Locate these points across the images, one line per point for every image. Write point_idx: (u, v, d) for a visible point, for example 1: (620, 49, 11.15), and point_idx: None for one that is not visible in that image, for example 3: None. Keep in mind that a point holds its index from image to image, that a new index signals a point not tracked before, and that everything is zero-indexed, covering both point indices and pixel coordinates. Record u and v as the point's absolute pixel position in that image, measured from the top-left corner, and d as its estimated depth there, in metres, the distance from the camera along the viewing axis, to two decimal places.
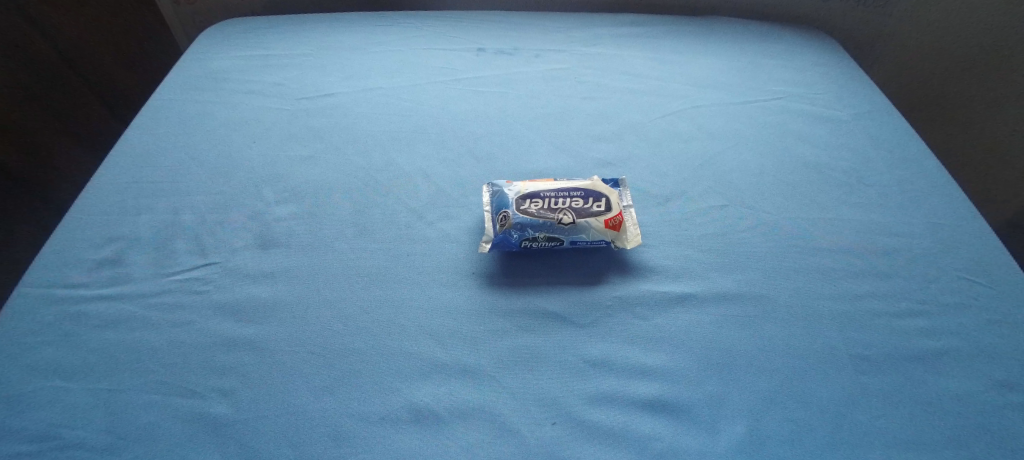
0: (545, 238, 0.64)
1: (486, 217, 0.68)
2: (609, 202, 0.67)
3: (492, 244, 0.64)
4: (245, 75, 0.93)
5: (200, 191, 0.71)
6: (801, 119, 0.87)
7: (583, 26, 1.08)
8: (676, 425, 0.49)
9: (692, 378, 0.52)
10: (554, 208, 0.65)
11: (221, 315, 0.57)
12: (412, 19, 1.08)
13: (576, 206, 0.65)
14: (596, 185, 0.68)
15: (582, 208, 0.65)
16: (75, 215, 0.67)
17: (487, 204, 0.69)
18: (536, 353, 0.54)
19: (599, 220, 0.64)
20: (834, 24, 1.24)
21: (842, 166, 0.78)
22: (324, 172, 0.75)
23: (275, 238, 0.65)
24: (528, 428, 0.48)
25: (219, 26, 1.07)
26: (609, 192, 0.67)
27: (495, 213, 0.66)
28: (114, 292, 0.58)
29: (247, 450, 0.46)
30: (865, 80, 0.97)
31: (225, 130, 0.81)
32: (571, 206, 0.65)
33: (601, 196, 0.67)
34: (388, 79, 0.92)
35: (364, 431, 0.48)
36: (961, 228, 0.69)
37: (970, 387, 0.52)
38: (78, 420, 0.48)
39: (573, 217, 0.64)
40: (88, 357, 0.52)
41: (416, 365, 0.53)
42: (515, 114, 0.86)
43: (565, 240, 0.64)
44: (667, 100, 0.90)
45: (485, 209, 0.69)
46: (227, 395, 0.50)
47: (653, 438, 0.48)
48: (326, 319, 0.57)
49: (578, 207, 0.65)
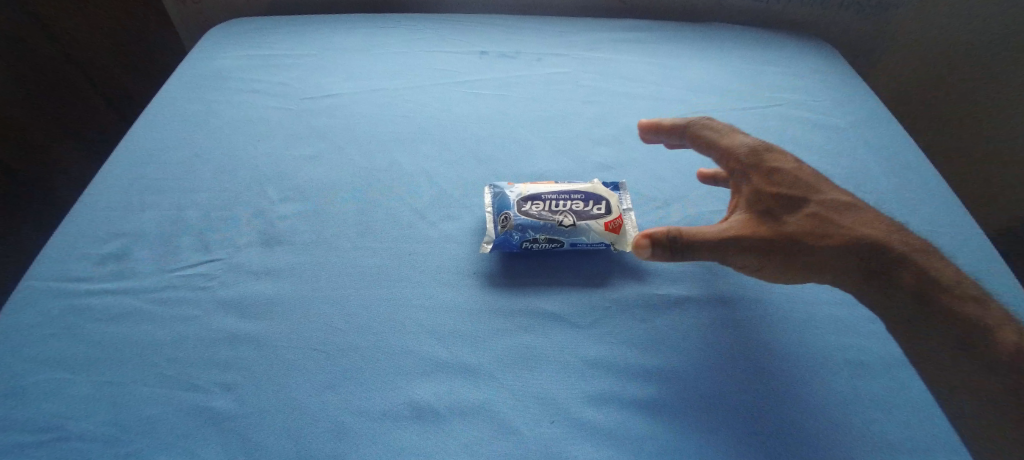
0: (545, 240, 0.64)
1: (488, 218, 0.68)
2: (609, 204, 0.67)
3: (493, 245, 0.65)
4: (250, 74, 0.93)
5: (203, 189, 0.72)
6: (800, 125, 0.88)
7: (586, 30, 1.08)
8: (674, 424, 0.50)
9: (689, 380, 0.53)
10: (555, 210, 0.66)
11: (224, 310, 0.58)
12: (416, 21, 1.09)
13: (576, 209, 0.66)
14: (597, 188, 0.68)
15: (582, 211, 0.66)
16: (81, 210, 0.68)
17: (489, 205, 0.70)
18: (535, 353, 0.55)
19: (600, 222, 0.65)
20: (835, 33, 1.25)
21: (840, 173, 0.79)
22: (327, 171, 0.76)
23: (277, 235, 0.66)
24: (528, 427, 0.49)
25: (228, 25, 1.08)
26: (609, 195, 0.68)
27: (498, 214, 0.67)
28: (118, 286, 0.59)
29: (249, 444, 0.47)
30: (864, 88, 0.98)
31: (230, 128, 0.82)
32: (572, 208, 0.66)
33: (602, 198, 0.68)
34: (391, 81, 0.93)
35: (365, 426, 0.49)
36: (957, 235, 0.69)
37: None
38: (79, 413, 0.49)
39: (573, 219, 0.65)
40: (90, 350, 0.53)
41: (417, 363, 0.53)
42: (517, 117, 0.87)
43: (566, 242, 0.64)
44: (668, 105, 0.91)
45: (487, 210, 0.70)
46: (230, 390, 0.51)
47: (654, 439, 0.49)
48: (326, 316, 0.57)
49: (579, 210, 0.66)
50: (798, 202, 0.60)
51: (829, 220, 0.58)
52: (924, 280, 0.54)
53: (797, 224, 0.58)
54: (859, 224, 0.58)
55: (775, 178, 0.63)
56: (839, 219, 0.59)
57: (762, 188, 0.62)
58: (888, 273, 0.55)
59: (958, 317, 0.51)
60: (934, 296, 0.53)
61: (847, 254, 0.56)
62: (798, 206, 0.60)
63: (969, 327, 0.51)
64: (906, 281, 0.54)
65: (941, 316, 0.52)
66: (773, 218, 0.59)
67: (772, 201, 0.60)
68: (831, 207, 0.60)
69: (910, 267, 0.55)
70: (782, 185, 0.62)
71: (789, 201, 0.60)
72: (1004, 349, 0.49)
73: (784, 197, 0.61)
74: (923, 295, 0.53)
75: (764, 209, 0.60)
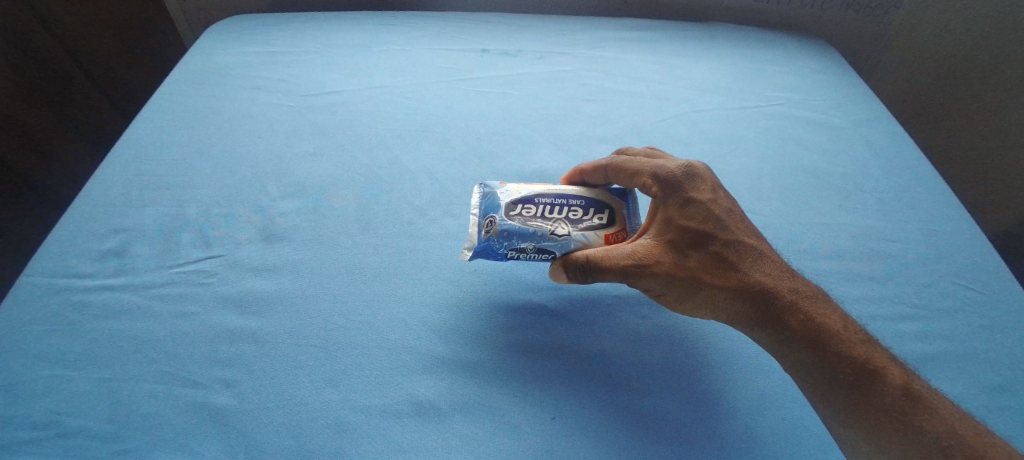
0: (535, 250, 0.56)
1: (471, 221, 0.60)
2: (611, 214, 0.59)
3: (473, 252, 0.58)
4: (250, 71, 0.93)
5: (203, 185, 0.71)
6: (800, 125, 0.88)
7: (588, 29, 1.08)
8: (668, 429, 0.50)
9: (687, 376, 0.54)
10: (548, 216, 0.58)
11: (223, 306, 0.57)
12: (417, 19, 1.09)
13: (572, 217, 0.58)
14: (600, 195, 0.61)
15: (580, 220, 0.58)
16: (80, 206, 0.67)
17: (474, 206, 0.61)
18: (537, 350, 0.55)
19: (598, 234, 0.57)
20: (834, 34, 1.25)
21: (840, 172, 0.79)
22: (327, 169, 0.75)
23: (278, 232, 0.66)
24: (529, 422, 0.49)
25: (228, 21, 1.07)
26: (613, 203, 0.60)
27: (483, 217, 0.58)
28: (117, 282, 0.59)
29: (249, 441, 0.47)
30: (863, 88, 0.98)
31: (230, 125, 0.81)
32: (568, 216, 0.58)
33: (604, 206, 0.60)
34: (392, 79, 0.93)
35: (364, 422, 0.49)
36: (954, 234, 0.70)
37: (960, 390, 0.53)
38: (77, 409, 0.49)
39: (568, 229, 0.57)
40: (88, 346, 0.53)
41: (416, 359, 0.53)
42: (518, 115, 0.87)
43: (557, 253, 0.56)
44: (669, 104, 0.91)
45: (471, 211, 0.61)
46: (229, 386, 0.51)
47: (648, 442, 0.49)
48: (327, 313, 0.57)
49: (576, 219, 0.58)
50: (704, 239, 0.54)
51: (732, 266, 0.53)
52: (824, 337, 0.48)
53: (699, 264, 0.53)
54: (763, 264, 0.53)
55: (689, 210, 0.55)
56: (745, 264, 0.53)
57: (673, 218, 0.55)
58: (786, 319, 0.50)
59: (853, 370, 0.46)
60: (838, 359, 0.47)
61: (756, 298, 0.51)
62: (704, 243, 0.54)
63: (888, 403, 0.45)
64: (809, 340, 0.48)
65: (852, 374, 0.46)
66: (678, 254, 0.54)
67: (677, 235, 0.54)
68: (740, 248, 0.54)
69: (819, 327, 0.49)
70: (693, 219, 0.55)
71: (694, 238, 0.54)
72: (925, 431, 0.43)
73: (692, 232, 0.54)
74: (823, 351, 0.48)
75: (669, 243, 0.54)
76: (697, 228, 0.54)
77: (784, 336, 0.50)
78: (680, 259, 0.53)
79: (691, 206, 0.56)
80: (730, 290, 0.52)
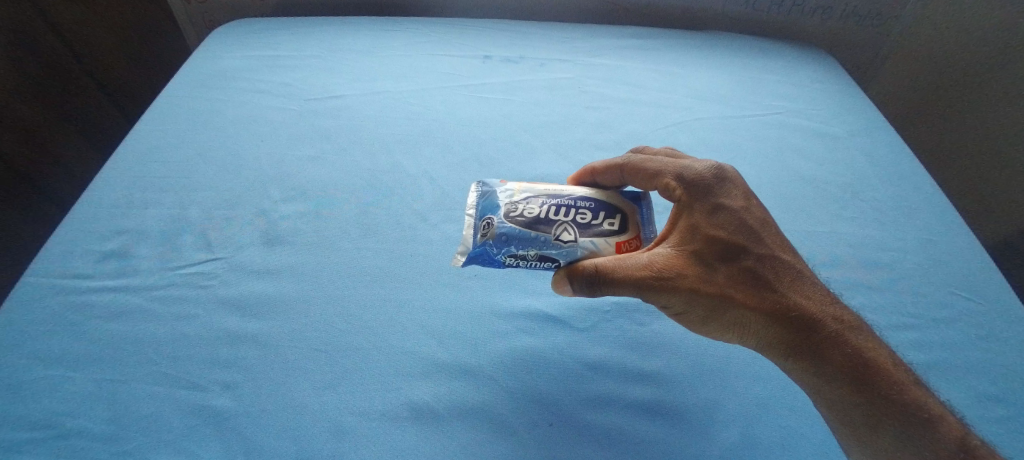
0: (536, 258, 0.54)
1: (466, 222, 0.59)
2: (624, 219, 0.56)
3: (466, 258, 0.57)
4: (253, 74, 0.94)
5: (205, 188, 0.72)
6: (799, 134, 0.89)
7: (588, 36, 1.09)
8: (659, 437, 0.50)
9: (685, 383, 0.54)
10: (552, 219, 0.55)
11: (225, 309, 0.58)
12: (419, 25, 1.10)
13: (580, 220, 0.55)
14: (612, 197, 0.58)
15: (588, 225, 0.55)
16: (83, 207, 0.68)
17: (472, 206, 0.60)
18: (536, 357, 0.55)
19: (609, 243, 0.54)
20: (835, 44, 1.26)
21: (838, 181, 0.80)
22: (329, 172, 0.76)
23: (279, 235, 0.66)
24: (527, 427, 0.50)
25: (234, 24, 1.08)
26: (626, 208, 0.57)
27: (478, 220, 0.57)
28: (119, 283, 0.59)
29: (248, 444, 0.47)
30: (862, 98, 0.99)
31: (233, 128, 0.82)
32: (575, 220, 0.55)
33: (617, 210, 0.57)
34: (395, 84, 0.93)
35: (363, 427, 0.49)
36: (952, 244, 0.70)
37: (955, 401, 0.54)
38: (77, 410, 0.49)
39: (574, 235, 0.54)
40: (89, 347, 0.53)
41: (416, 363, 0.54)
42: (519, 121, 0.88)
43: (561, 261, 0.54)
44: (669, 111, 0.92)
45: (467, 211, 0.60)
46: (229, 389, 0.51)
47: (635, 447, 0.49)
48: (327, 317, 0.57)
49: (583, 223, 0.55)
50: (734, 251, 0.52)
51: (766, 284, 0.51)
52: (860, 363, 0.47)
53: (727, 279, 0.51)
54: (798, 283, 0.51)
55: (717, 218, 0.54)
56: (780, 282, 0.51)
57: (699, 225, 0.53)
58: (823, 342, 0.48)
59: (885, 399, 0.46)
60: (875, 388, 0.46)
61: (790, 320, 0.49)
62: (730, 255, 0.52)
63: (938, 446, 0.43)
64: (846, 366, 0.47)
65: (886, 406, 0.45)
66: (706, 267, 0.51)
67: (701, 244, 0.52)
68: (772, 263, 0.52)
69: (856, 354, 0.47)
70: (720, 229, 0.53)
71: (722, 250, 0.52)
72: None
73: (721, 244, 0.52)
74: (859, 380, 0.46)
75: (695, 254, 0.52)
76: (727, 241, 0.53)
77: (821, 362, 0.48)
78: (708, 273, 0.51)
79: (722, 216, 0.54)
80: (764, 310, 0.50)
